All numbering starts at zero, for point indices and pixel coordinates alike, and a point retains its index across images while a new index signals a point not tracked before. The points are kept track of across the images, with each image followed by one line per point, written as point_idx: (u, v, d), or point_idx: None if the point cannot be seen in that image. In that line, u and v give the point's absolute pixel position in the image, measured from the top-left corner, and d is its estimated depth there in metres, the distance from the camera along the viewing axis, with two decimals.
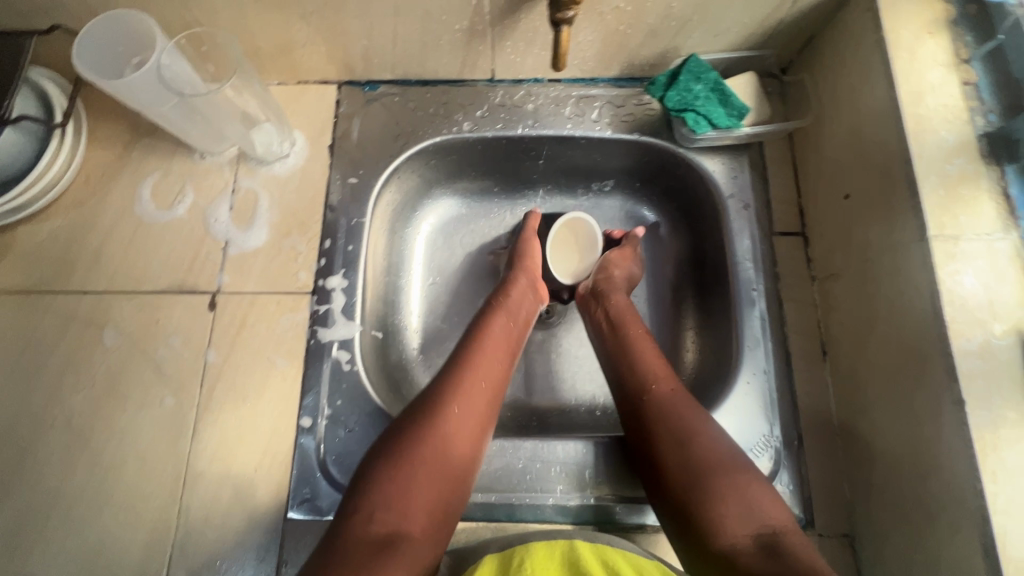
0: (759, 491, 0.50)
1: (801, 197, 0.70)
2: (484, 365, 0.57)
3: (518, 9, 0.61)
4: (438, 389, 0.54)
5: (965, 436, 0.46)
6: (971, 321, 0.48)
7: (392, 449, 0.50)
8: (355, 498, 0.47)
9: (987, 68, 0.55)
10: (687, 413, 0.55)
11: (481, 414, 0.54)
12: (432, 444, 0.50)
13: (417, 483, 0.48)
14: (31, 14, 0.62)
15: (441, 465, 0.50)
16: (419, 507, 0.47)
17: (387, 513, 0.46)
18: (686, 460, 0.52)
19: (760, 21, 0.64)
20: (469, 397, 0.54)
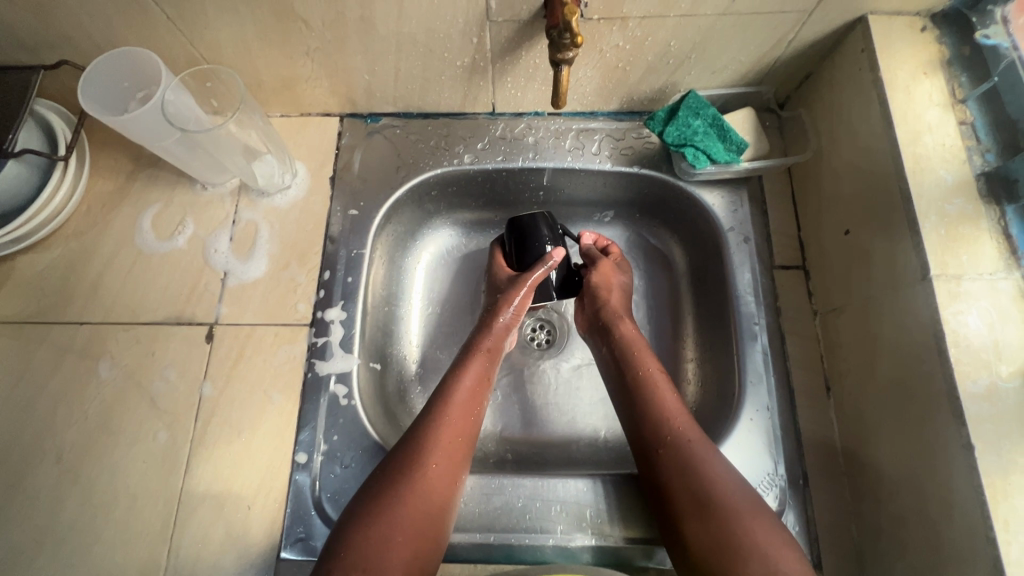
0: (779, 549, 0.48)
1: (801, 231, 0.70)
2: (458, 419, 0.58)
3: (518, 46, 0.62)
4: (412, 447, 0.55)
5: (975, 481, 0.45)
6: (977, 363, 0.47)
7: (370, 509, 0.51)
8: (333, 558, 0.48)
9: (982, 108, 0.55)
10: (706, 467, 0.54)
11: (454, 471, 0.55)
12: (410, 503, 0.51)
13: (394, 541, 0.49)
14: (39, 50, 0.63)
15: (416, 522, 0.51)
16: (398, 567, 0.48)
17: (362, 574, 0.46)
18: (703, 517, 0.51)
19: (757, 59, 0.65)
20: (441, 457, 0.55)
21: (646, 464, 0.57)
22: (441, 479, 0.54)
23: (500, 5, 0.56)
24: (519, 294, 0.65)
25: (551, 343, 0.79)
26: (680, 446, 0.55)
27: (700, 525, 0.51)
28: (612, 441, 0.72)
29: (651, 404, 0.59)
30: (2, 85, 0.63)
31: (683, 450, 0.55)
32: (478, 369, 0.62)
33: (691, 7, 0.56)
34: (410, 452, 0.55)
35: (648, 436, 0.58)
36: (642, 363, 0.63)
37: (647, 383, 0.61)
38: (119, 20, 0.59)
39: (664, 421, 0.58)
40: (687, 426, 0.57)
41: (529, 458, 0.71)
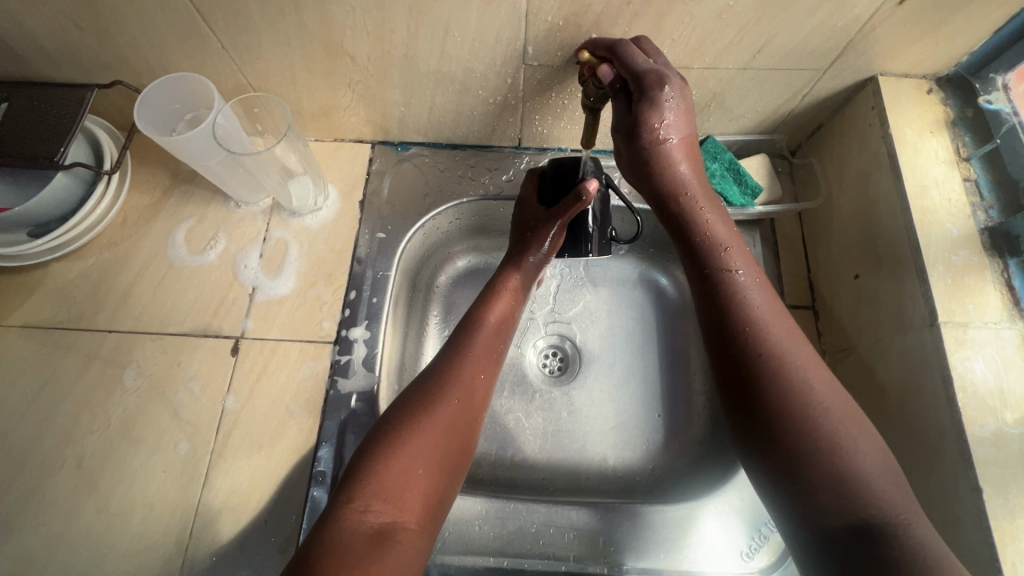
0: (879, 464, 0.44)
1: (811, 273, 0.72)
2: (480, 359, 0.58)
3: (549, 87, 0.66)
4: (437, 382, 0.54)
5: (983, 525, 0.47)
6: (984, 409, 0.50)
7: (388, 440, 0.49)
8: (349, 486, 0.47)
9: (985, 167, 0.60)
10: (797, 370, 0.48)
11: (473, 407, 0.55)
12: (430, 436, 0.50)
13: (417, 472, 0.48)
14: (94, 71, 0.66)
15: (437, 455, 0.50)
16: (415, 500, 0.47)
17: (382, 502, 0.45)
18: (786, 415, 0.46)
19: (772, 110, 0.69)
20: (461, 394, 0.54)
21: (726, 363, 0.51)
22: (460, 415, 0.53)
23: (537, 50, 0.60)
24: (552, 232, 0.64)
25: (564, 370, 0.80)
26: (751, 343, 0.50)
27: (789, 434, 0.46)
28: (622, 469, 0.73)
29: (738, 304, 0.52)
30: (56, 101, 0.66)
31: (775, 352, 0.49)
32: (503, 307, 0.63)
33: (714, 61, 0.60)
34: (432, 386, 0.54)
35: (730, 332, 0.51)
36: (730, 257, 0.55)
37: (733, 280, 0.54)
38: (175, 47, 0.62)
39: (753, 320, 0.51)
40: (780, 324, 0.51)
41: (538, 484, 0.72)
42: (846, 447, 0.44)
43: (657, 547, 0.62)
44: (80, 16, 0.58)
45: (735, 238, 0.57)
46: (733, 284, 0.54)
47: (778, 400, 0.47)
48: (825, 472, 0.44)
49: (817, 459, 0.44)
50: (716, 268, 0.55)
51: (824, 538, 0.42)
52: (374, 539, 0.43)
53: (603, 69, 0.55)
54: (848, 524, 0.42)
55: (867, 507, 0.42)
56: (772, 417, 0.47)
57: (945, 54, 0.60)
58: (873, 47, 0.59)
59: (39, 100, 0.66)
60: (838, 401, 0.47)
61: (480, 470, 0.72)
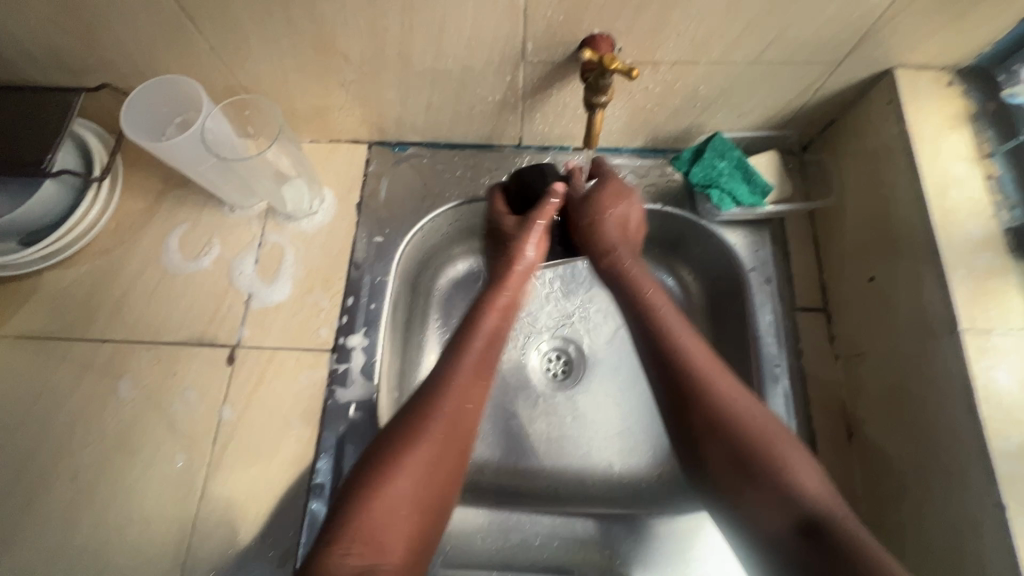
0: (796, 458, 0.48)
1: (823, 273, 0.70)
2: (466, 386, 0.53)
3: (550, 85, 0.63)
4: (416, 415, 0.51)
5: (1008, 543, 0.45)
6: (1007, 420, 0.48)
7: (368, 481, 0.47)
8: (331, 528, 0.45)
9: (1009, 163, 0.57)
10: (713, 387, 0.51)
11: (458, 436, 0.52)
12: (408, 478, 0.48)
13: (399, 514, 0.46)
14: (81, 74, 0.64)
15: (418, 497, 0.48)
16: (398, 540, 0.46)
17: (361, 547, 0.44)
18: (712, 431, 0.50)
19: (782, 105, 0.66)
20: (443, 428, 0.51)
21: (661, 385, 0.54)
22: (440, 451, 0.50)
23: (536, 47, 0.57)
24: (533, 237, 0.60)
25: (568, 374, 0.78)
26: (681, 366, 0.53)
27: (721, 444, 0.50)
28: (628, 476, 0.72)
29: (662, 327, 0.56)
30: (43, 106, 0.64)
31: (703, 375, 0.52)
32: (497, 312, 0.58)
33: (722, 55, 0.58)
34: (413, 420, 0.51)
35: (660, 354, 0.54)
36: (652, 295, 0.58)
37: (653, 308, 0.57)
38: (163, 48, 0.60)
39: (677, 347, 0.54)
40: (704, 355, 0.54)
41: (544, 492, 0.70)
42: (778, 453, 0.48)
43: (663, 559, 0.60)
44: (63, 18, 0.56)
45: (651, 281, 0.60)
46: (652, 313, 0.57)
47: (705, 415, 0.50)
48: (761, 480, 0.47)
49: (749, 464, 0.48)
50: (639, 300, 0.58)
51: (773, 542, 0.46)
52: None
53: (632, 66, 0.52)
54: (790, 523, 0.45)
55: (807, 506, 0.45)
56: (699, 429, 0.51)
57: (967, 44, 0.57)
58: (890, 38, 0.56)
59: (25, 105, 0.64)
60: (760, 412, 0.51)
61: (483, 478, 0.70)
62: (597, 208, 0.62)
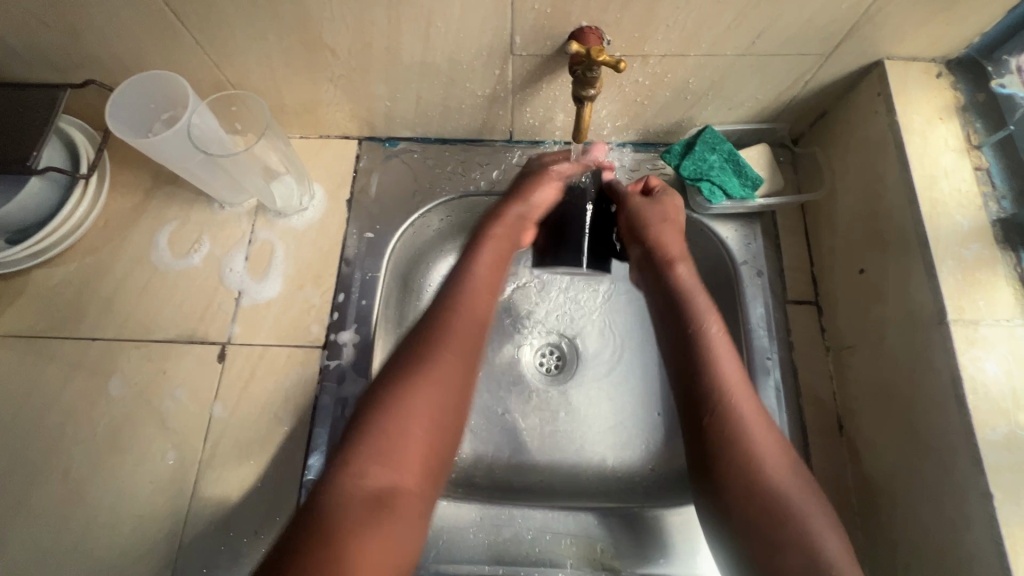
0: (814, 506, 0.48)
1: (814, 266, 0.70)
2: (472, 309, 0.56)
3: (539, 78, 0.63)
4: (426, 338, 0.53)
5: (995, 532, 0.45)
6: (995, 410, 0.48)
7: (382, 398, 0.49)
8: (347, 449, 0.46)
9: (997, 154, 0.57)
10: (746, 413, 0.52)
11: (471, 358, 0.53)
12: (424, 389, 0.49)
13: (412, 433, 0.47)
14: (66, 70, 0.64)
15: (434, 416, 0.49)
16: (416, 460, 0.47)
17: (377, 466, 0.45)
18: (738, 456, 0.50)
19: (773, 98, 0.66)
20: (454, 347, 0.53)
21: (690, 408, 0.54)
22: (456, 370, 0.52)
23: (524, 40, 0.57)
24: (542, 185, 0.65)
25: (561, 369, 0.77)
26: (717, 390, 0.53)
27: (739, 469, 0.49)
28: (621, 471, 0.72)
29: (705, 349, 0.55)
30: (28, 102, 0.63)
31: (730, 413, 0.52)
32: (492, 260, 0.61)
33: (711, 47, 0.57)
34: (422, 343, 0.52)
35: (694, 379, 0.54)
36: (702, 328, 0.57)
37: (703, 335, 0.56)
38: (148, 43, 0.59)
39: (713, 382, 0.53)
40: (745, 395, 0.53)
41: (537, 486, 0.71)
42: (796, 497, 0.48)
43: (656, 551, 0.61)
44: (45, 12, 0.55)
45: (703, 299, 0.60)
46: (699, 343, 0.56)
47: (735, 437, 0.50)
48: (775, 514, 0.47)
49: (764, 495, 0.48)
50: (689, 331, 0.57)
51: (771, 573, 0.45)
52: (374, 503, 0.44)
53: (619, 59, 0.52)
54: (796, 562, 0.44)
55: (817, 551, 0.44)
56: (723, 454, 0.50)
57: (955, 35, 0.57)
58: (879, 29, 0.56)
59: (9, 101, 0.63)
60: (786, 449, 0.51)
61: (477, 473, 0.71)
62: (664, 215, 0.65)
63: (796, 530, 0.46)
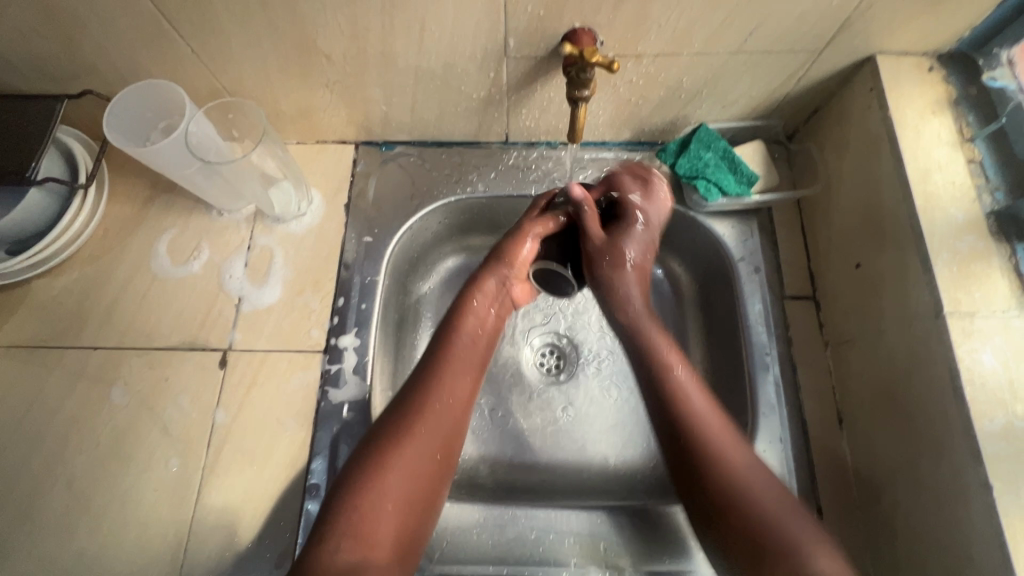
0: (786, 508, 0.49)
1: (811, 261, 0.70)
2: (448, 385, 0.55)
3: (534, 80, 0.63)
4: (398, 414, 0.53)
5: (994, 522, 0.46)
6: (992, 401, 0.48)
7: (360, 473, 0.50)
8: (323, 524, 0.47)
9: (991, 147, 0.57)
10: (706, 423, 0.53)
11: (444, 439, 0.54)
12: (399, 469, 0.50)
13: (384, 508, 0.48)
14: (63, 81, 0.64)
15: (406, 494, 0.50)
16: (387, 536, 0.48)
17: (351, 541, 0.46)
18: (702, 462, 0.52)
19: (767, 95, 0.66)
20: (428, 423, 0.53)
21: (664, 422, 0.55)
22: (432, 439, 0.53)
23: (518, 42, 0.57)
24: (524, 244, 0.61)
25: (561, 369, 0.78)
26: (681, 400, 0.55)
27: (711, 480, 0.51)
28: (623, 469, 0.72)
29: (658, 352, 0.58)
30: (25, 113, 0.64)
31: (769, 529, 0.47)
32: (471, 329, 0.59)
33: (704, 46, 0.58)
34: (394, 420, 0.53)
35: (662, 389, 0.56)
36: (682, 386, 0.55)
37: (672, 380, 0.56)
38: (144, 53, 0.60)
39: (736, 490, 0.50)
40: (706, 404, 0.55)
41: (538, 487, 0.71)
42: (767, 505, 0.49)
43: (658, 547, 0.61)
44: (41, 24, 0.56)
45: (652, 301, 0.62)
46: (715, 452, 0.52)
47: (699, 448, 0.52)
48: (750, 524, 0.48)
49: (740, 503, 0.49)
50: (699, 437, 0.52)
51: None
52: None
53: (613, 62, 0.53)
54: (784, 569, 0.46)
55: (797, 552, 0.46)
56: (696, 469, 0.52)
57: (946, 29, 0.58)
58: (871, 25, 0.56)
59: (7, 113, 0.64)
60: (751, 453, 0.53)
61: (479, 474, 0.71)
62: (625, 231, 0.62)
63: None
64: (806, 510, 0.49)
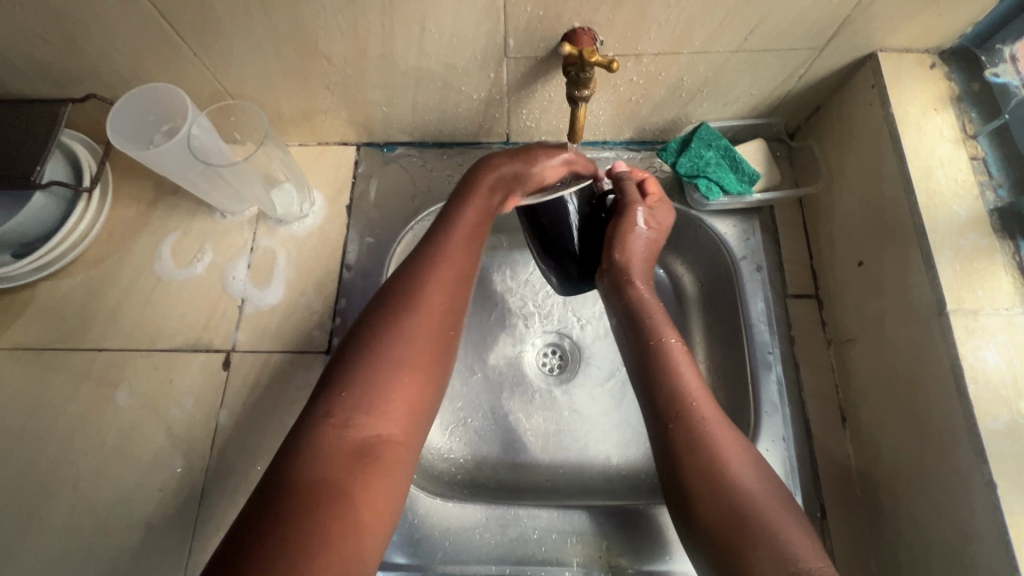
0: (792, 530, 0.45)
1: (814, 259, 0.70)
2: (456, 259, 0.52)
3: (534, 80, 0.64)
4: (403, 284, 0.50)
5: (998, 520, 0.45)
6: (996, 399, 0.48)
7: (362, 353, 0.45)
8: (326, 400, 0.43)
9: (994, 144, 0.57)
10: (706, 429, 0.51)
11: (455, 312, 0.51)
12: (409, 342, 0.47)
13: (401, 379, 0.45)
14: (67, 86, 0.65)
15: (419, 365, 0.46)
16: (401, 409, 0.44)
17: (364, 414, 0.43)
18: (695, 475, 0.49)
19: (768, 93, 0.66)
20: (437, 292, 0.50)
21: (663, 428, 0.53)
22: (444, 310, 0.50)
23: (518, 42, 0.57)
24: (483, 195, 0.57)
25: (563, 369, 0.78)
26: (685, 420, 0.51)
27: (704, 501, 0.48)
28: (626, 468, 0.72)
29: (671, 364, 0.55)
30: (30, 117, 0.64)
31: (749, 506, 0.46)
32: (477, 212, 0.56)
33: (704, 44, 0.58)
34: (398, 292, 0.49)
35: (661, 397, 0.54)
36: (693, 399, 0.53)
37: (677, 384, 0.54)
38: (146, 57, 0.60)
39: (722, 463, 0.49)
40: (720, 423, 0.51)
41: (541, 488, 0.71)
42: (769, 529, 0.45)
43: (661, 550, 0.61)
44: (45, 30, 0.56)
45: (660, 312, 0.60)
46: (699, 425, 0.51)
47: (695, 467, 0.49)
48: (747, 546, 0.44)
49: (729, 523, 0.46)
50: (687, 411, 0.52)
51: None
52: (357, 459, 0.41)
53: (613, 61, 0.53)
54: None
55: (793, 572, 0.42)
56: (688, 489, 0.49)
57: (948, 26, 0.57)
58: (872, 22, 0.56)
59: (12, 118, 0.64)
60: (762, 471, 0.49)
61: (482, 473, 0.71)
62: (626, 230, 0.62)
63: None
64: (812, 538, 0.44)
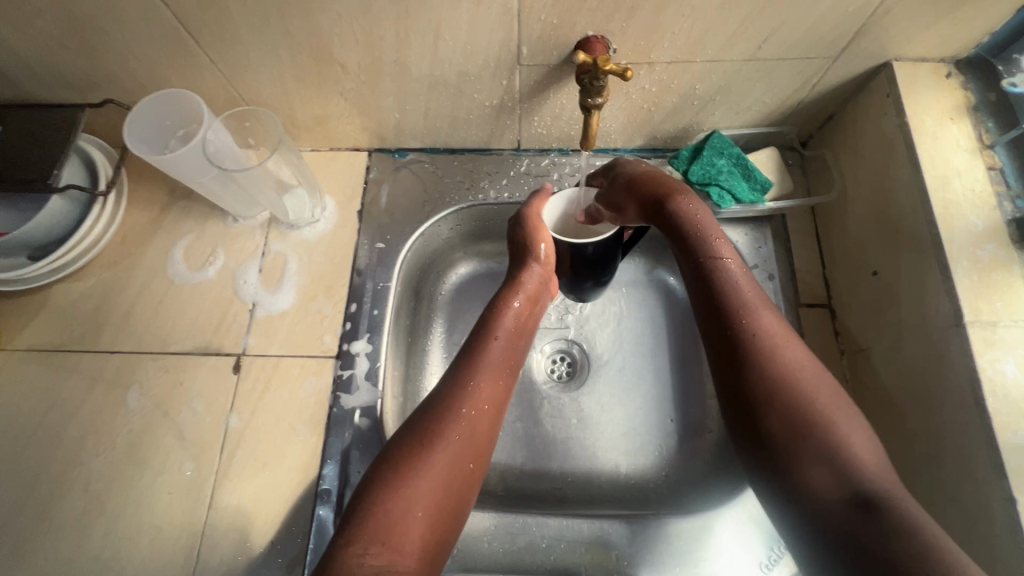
0: (858, 438, 0.45)
1: (826, 268, 0.69)
2: (485, 387, 0.55)
3: (547, 88, 0.64)
4: (433, 411, 0.52)
5: (1018, 536, 0.45)
6: (1016, 413, 0.47)
7: (390, 478, 0.47)
8: (350, 528, 0.44)
9: (1011, 154, 0.57)
10: (769, 346, 0.49)
11: (477, 440, 0.52)
12: (430, 475, 0.48)
13: (415, 512, 0.45)
14: (85, 91, 0.66)
15: (437, 496, 0.47)
16: (415, 542, 0.44)
17: (380, 546, 0.43)
18: (760, 390, 0.48)
19: (781, 102, 0.66)
20: (460, 427, 0.51)
21: (722, 344, 0.52)
22: (466, 439, 0.51)
23: (531, 50, 0.58)
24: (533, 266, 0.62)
25: (572, 376, 0.77)
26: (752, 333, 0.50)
27: (771, 416, 0.47)
28: (634, 477, 0.72)
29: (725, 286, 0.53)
30: (48, 121, 0.65)
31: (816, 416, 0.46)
32: (510, 326, 0.60)
33: (718, 53, 0.58)
34: (424, 424, 0.51)
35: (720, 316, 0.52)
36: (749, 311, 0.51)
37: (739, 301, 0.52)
38: (164, 64, 0.61)
39: (811, 418, 0.46)
40: (785, 340, 0.50)
41: (548, 496, 0.70)
42: (837, 440, 0.45)
43: (670, 560, 0.60)
44: (65, 36, 0.57)
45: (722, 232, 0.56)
46: (758, 343, 0.50)
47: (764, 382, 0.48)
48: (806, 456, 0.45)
49: (791, 439, 0.46)
50: (754, 330, 0.50)
51: (816, 521, 0.44)
52: None
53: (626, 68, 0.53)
54: (844, 503, 0.43)
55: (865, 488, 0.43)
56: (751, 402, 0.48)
57: (964, 35, 0.57)
58: (887, 32, 0.55)
59: (30, 122, 0.65)
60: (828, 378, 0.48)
61: (490, 481, 0.71)
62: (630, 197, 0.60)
63: (888, 524, 0.40)
64: (881, 450, 0.45)
